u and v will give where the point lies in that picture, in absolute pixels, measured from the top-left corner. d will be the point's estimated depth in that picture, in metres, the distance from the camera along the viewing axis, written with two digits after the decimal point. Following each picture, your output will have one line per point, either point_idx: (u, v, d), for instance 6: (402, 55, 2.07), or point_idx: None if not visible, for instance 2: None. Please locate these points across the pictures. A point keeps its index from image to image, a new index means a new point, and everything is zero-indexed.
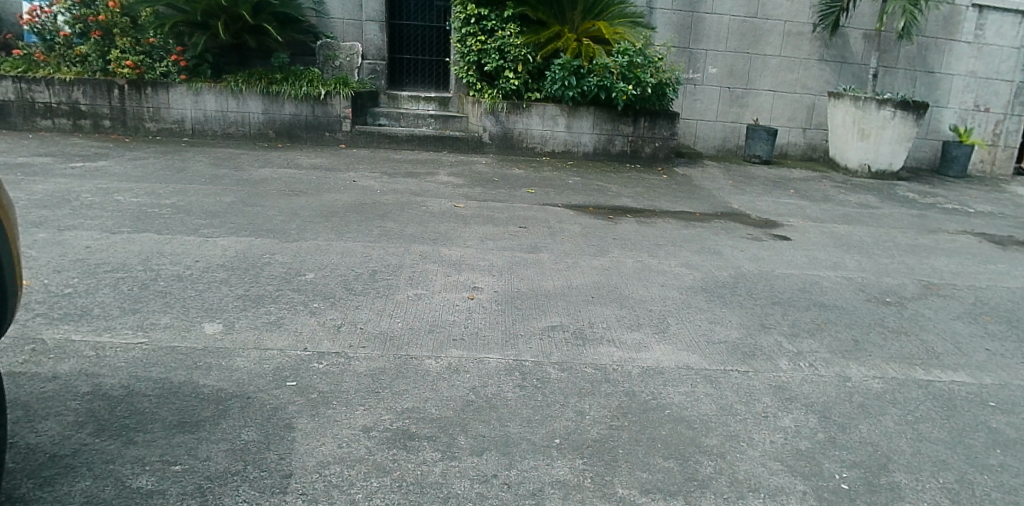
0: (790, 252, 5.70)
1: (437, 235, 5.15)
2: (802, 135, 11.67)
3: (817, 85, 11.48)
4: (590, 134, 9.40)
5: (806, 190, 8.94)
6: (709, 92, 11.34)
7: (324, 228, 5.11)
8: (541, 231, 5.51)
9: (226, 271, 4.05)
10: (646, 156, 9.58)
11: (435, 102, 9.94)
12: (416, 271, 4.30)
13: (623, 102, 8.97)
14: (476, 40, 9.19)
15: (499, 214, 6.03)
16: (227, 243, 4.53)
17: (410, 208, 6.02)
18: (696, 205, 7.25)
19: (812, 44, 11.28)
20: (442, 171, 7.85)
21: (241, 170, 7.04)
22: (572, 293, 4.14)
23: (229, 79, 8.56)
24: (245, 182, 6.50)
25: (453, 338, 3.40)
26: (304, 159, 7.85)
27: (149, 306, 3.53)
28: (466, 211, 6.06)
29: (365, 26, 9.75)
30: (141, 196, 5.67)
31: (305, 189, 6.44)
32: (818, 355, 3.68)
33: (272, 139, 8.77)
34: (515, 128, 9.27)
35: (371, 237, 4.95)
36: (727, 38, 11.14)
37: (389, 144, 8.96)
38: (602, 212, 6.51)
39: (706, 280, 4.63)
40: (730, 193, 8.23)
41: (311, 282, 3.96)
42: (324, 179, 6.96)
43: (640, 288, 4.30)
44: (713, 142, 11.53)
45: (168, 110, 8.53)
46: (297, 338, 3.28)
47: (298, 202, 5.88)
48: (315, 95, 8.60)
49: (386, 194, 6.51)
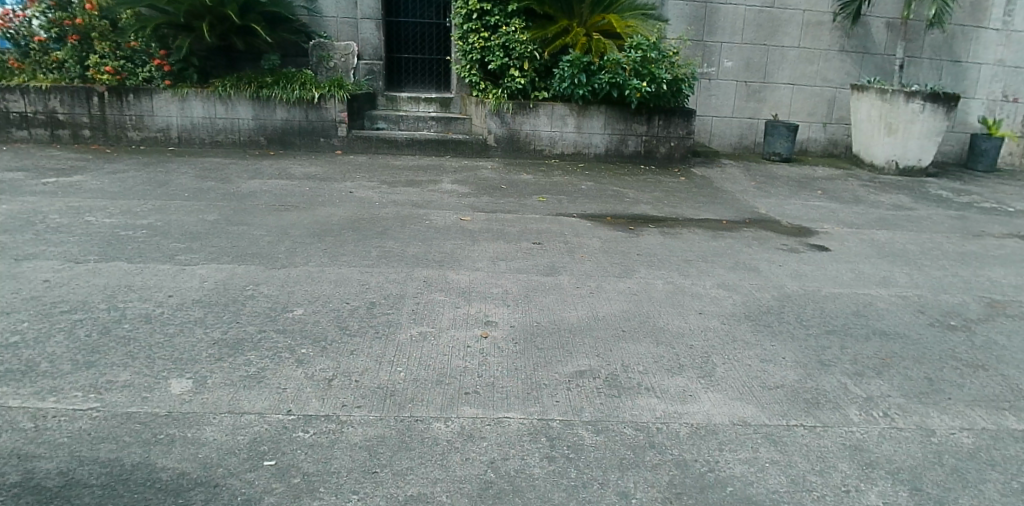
0: (832, 266, 5.17)
1: (443, 256, 4.63)
2: (823, 131, 11.10)
3: (838, 78, 10.90)
4: (602, 135, 8.85)
5: (833, 191, 8.39)
6: (724, 87, 10.77)
7: (316, 250, 4.60)
8: (557, 248, 4.99)
9: (201, 309, 3.53)
10: (661, 157, 9.04)
11: (436, 103, 9.41)
12: (421, 302, 3.77)
13: (637, 100, 8.42)
14: (479, 37, 8.65)
15: (510, 228, 5.51)
16: (206, 272, 4.03)
17: (412, 223, 5.50)
18: (721, 211, 6.71)
19: (832, 34, 10.71)
20: (446, 179, 7.32)
21: (229, 182, 6.52)
22: (600, 326, 3.62)
23: (217, 83, 8.05)
24: (232, 197, 5.99)
25: (465, 392, 2.87)
26: (298, 168, 7.33)
27: (107, 357, 3.00)
28: (474, 225, 5.53)
29: (361, 24, 9.23)
30: (116, 216, 5.16)
31: (297, 203, 5.91)
32: (891, 400, 3.16)
33: (264, 146, 8.25)
34: (522, 129, 8.72)
35: (370, 260, 4.44)
36: (743, 29, 10.58)
37: (388, 150, 8.43)
38: (622, 223, 5.97)
39: (748, 306, 4.10)
40: (754, 196, 7.68)
41: (300, 321, 3.45)
42: (318, 191, 6.44)
43: (676, 319, 3.78)
44: (729, 139, 10.97)
45: (152, 118, 8.02)
46: (280, 396, 2.75)
47: (287, 219, 5.35)
48: (309, 99, 8.08)
49: (385, 207, 5.99)
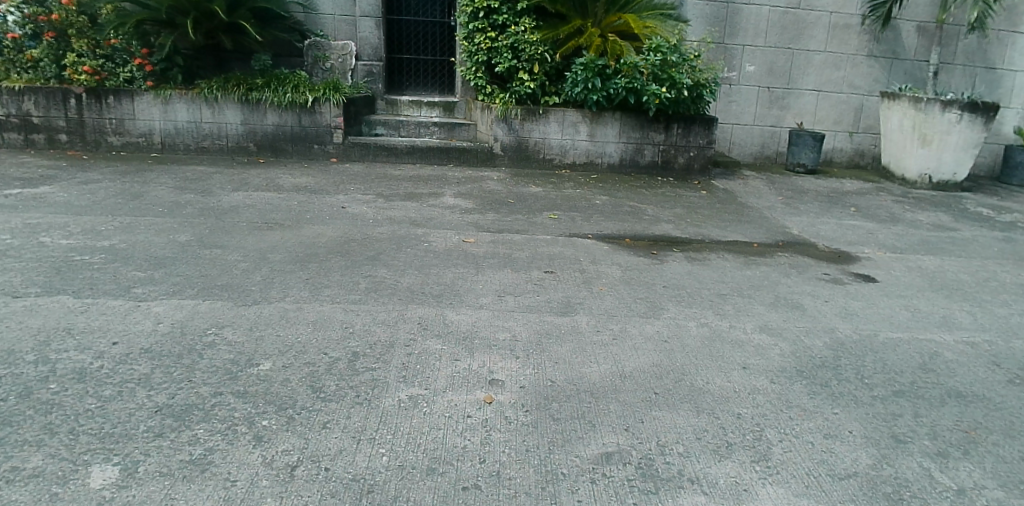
0: (883, 302, 4.55)
1: (443, 288, 4.03)
2: (849, 140, 10.47)
3: (865, 84, 10.27)
4: (616, 144, 8.25)
5: (866, 207, 7.77)
6: (745, 93, 10.15)
7: (296, 280, 4.02)
8: (572, 277, 4.40)
9: (148, 361, 2.95)
10: (679, 168, 8.43)
11: (439, 107, 8.80)
12: (414, 352, 3.17)
13: (655, 106, 7.82)
14: (486, 37, 8.04)
15: (518, 252, 4.91)
16: (164, 310, 3.45)
17: (408, 245, 4.91)
18: (749, 231, 6.10)
19: (860, 38, 10.08)
20: (449, 192, 6.74)
21: (210, 195, 5.96)
22: (629, 387, 3.00)
23: (203, 85, 7.47)
24: (211, 212, 5.42)
25: (464, 487, 2.27)
26: (288, 178, 6.75)
27: (19, 433, 2.41)
28: (478, 249, 4.93)
29: (360, 22, 8.65)
30: (76, 236, 4.59)
31: (282, 220, 5.33)
32: (990, 494, 2.53)
33: (254, 153, 7.67)
34: (531, 137, 8.13)
35: (358, 294, 3.84)
36: (767, 32, 9.96)
37: (387, 158, 7.86)
38: (642, 245, 5.37)
39: (798, 359, 3.50)
40: (783, 213, 7.06)
41: (265, 380, 2.86)
42: (307, 205, 5.86)
43: (716, 377, 3.18)
44: (749, 149, 10.35)
45: (134, 122, 7.46)
46: (226, 495, 2.16)
47: (268, 241, 4.76)
48: (302, 103, 7.50)
49: (380, 225, 5.40)
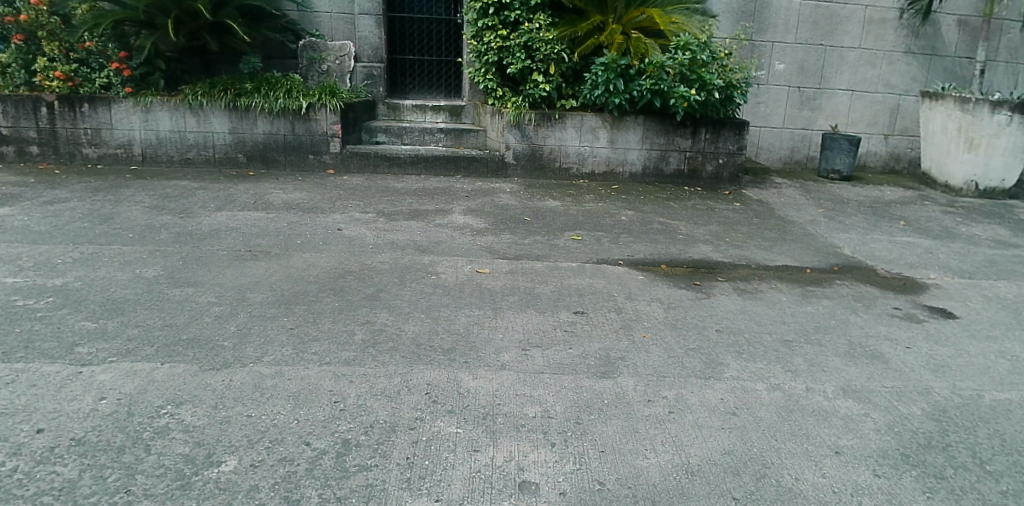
0: (974, 348, 3.85)
1: (457, 340, 3.35)
2: (884, 143, 9.74)
3: (902, 83, 9.55)
4: (638, 151, 7.56)
5: (915, 220, 7.05)
6: (774, 93, 9.43)
7: (277, 332, 3.33)
8: (608, 321, 3.70)
9: (76, 461, 2.26)
10: (707, 176, 7.73)
11: (445, 112, 8.11)
12: (421, 440, 2.48)
13: (683, 110, 7.13)
14: (496, 35, 7.35)
15: (541, 286, 4.21)
16: (109, 380, 2.78)
17: (413, 278, 4.23)
18: (797, 254, 5.41)
19: (898, 33, 9.36)
20: (457, 208, 6.06)
21: (190, 215, 5.29)
22: (698, 490, 2.30)
23: (187, 90, 6.80)
24: (188, 239, 4.75)
25: None
26: (279, 194, 6.08)
27: None
28: (494, 282, 4.24)
29: (359, 21, 7.98)
30: (24, 272, 3.92)
31: (267, 248, 4.65)
32: None
33: (243, 165, 7.00)
34: (546, 144, 7.44)
35: (354, 350, 3.17)
36: (797, 28, 9.25)
37: (389, 169, 7.19)
38: (681, 273, 4.69)
39: (898, 437, 2.80)
40: (828, 228, 6.36)
41: (227, 489, 2.16)
42: (298, 227, 5.18)
43: (806, 471, 2.48)
44: (778, 153, 9.64)
45: (111, 132, 6.79)
46: None
47: (249, 276, 4.08)
48: (295, 109, 6.84)
49: (380, 253, 4.71)
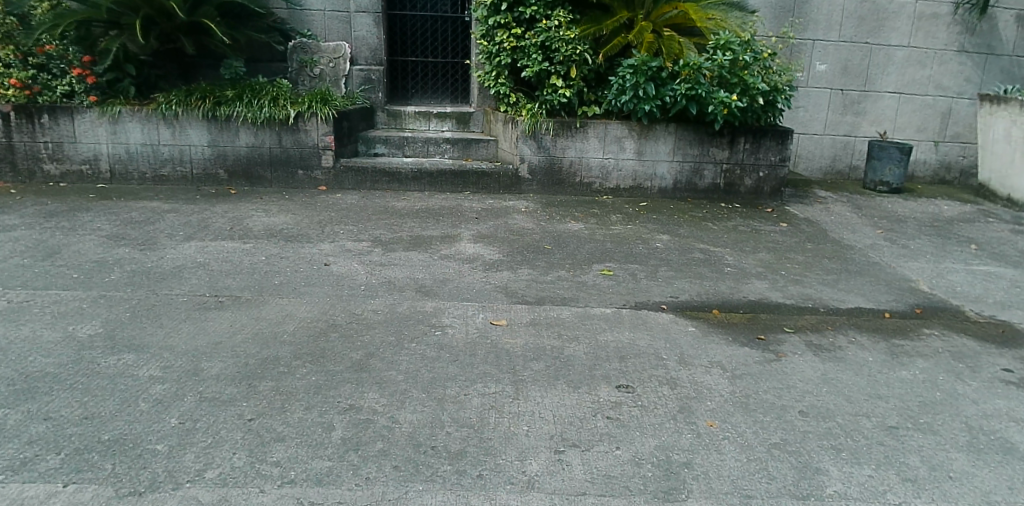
0: None
1: (467, 438, 2.53)
2: (934, 151, 8.85)
3: (955, 85, 8.66)
4: (669, 163, 6.73)
5: (988, 242, 6.17)
6: (814, 97, 8.58)
7: (229, 430, 2.52)
8: (661, 400, 2.89)
9: None
10: (746, 192, 6.88)
11: (451, 119, 7.31)
12: None
13: (722, 118, 6.30)
14: (509, 34, 6.54)
15: (572, 346, 3.39)
16: None
17: (413, 335, 3.41)
18: (867, 292, 4.56)
19: (951, 30, 8.47)
20: (466, 234, 5.25)
21: (152, 248, 4.52)
22: None
23: (160, 98, 6.03)
24: (144, 279, 3.98)
25: None
26: (261, 218, 5.30)
27: None
28: (512, 340, 3.42)
29: (356, 19, 7.20)
30: None
31: (236, 293, 3.86)
32: None
33: (224, 182, 6.23)
34: (566, 157, 6.62)
35: (330, 458, 2.37)
36: (840, 24, 8.40)
37: (389, 185, 6.40)
38: (738, 322, 3.87)
39: None
40: (893, 255, 5.50)
41: None
42: (279, 262, 4.39)
43: None
44: (818, 163, 8.78)
45: (74, 146, 6.03)
46: None
47: (207, 335, 3.29)
48: (282, 119, 6.06)
49: (374, 297, 3.90)
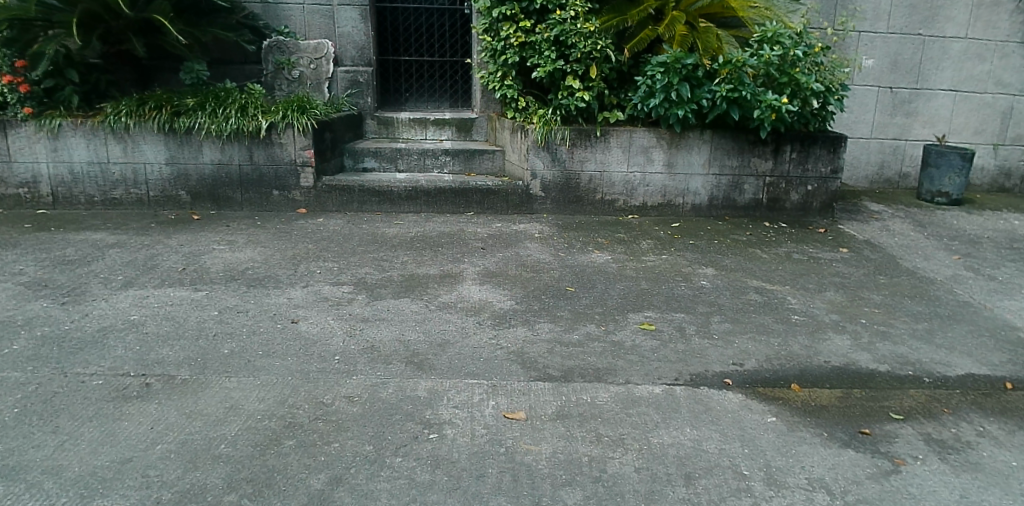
0: None
1: None
2: (992, 155, 7.88)
3: (1019, 80, 7.66)
4: (703, 177, 5.80)
5: None
6: (859, 96, 7.64)
7: None
8: None
9: None
10: (792, 208, 5.94)
11: (451, 126, 6.42)
12: None
13: (769, 124, 5.37)
14: (517, 28, 5.58)
15: (617, 456, 2.47)
16: None
17: (398, 443, 2.49)
18: (972, 349, 3.62)
19: (1014, 19, 7.48)
20: (469, 273, 4.32)
21: (78, 301, 3.61)
22: None
23: (109, 109, 5.15)
24: (53, 352, 3.06)
25: None
26: (221, 254, 4.38)
27: None
28: (534, 447, 2.51)
29: (340, 13, 6.29)
30: None
31: (169, 371, 2.95)
32: None
33: (187, 205, 5.34)
34: (584, 170, 5.70)
35: None
36: (889, 14, 7.44)
37: (380, 207, 5.50)
38: (828, 405, 2.94)
39: None
40: (985, 292, 4.55)
41: None
42: (237, 320, 3.47)
43: None
44: (863, 171, 7.86)
45: (10, 166, 5.21)
46: None
47: (115, 449, 2.40)
48: (252, 131, 5.17)
49: (352, 375, 2.99)
